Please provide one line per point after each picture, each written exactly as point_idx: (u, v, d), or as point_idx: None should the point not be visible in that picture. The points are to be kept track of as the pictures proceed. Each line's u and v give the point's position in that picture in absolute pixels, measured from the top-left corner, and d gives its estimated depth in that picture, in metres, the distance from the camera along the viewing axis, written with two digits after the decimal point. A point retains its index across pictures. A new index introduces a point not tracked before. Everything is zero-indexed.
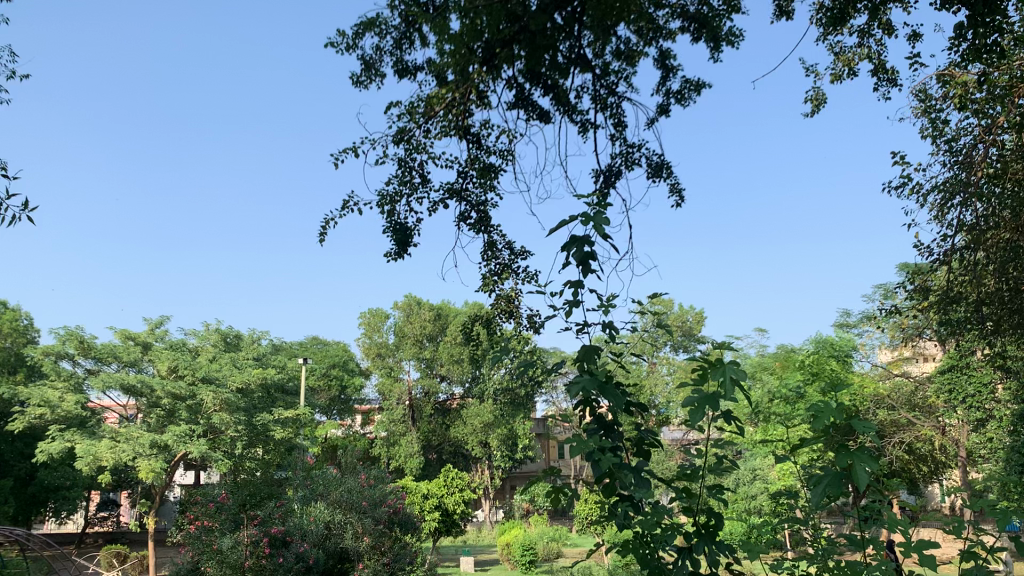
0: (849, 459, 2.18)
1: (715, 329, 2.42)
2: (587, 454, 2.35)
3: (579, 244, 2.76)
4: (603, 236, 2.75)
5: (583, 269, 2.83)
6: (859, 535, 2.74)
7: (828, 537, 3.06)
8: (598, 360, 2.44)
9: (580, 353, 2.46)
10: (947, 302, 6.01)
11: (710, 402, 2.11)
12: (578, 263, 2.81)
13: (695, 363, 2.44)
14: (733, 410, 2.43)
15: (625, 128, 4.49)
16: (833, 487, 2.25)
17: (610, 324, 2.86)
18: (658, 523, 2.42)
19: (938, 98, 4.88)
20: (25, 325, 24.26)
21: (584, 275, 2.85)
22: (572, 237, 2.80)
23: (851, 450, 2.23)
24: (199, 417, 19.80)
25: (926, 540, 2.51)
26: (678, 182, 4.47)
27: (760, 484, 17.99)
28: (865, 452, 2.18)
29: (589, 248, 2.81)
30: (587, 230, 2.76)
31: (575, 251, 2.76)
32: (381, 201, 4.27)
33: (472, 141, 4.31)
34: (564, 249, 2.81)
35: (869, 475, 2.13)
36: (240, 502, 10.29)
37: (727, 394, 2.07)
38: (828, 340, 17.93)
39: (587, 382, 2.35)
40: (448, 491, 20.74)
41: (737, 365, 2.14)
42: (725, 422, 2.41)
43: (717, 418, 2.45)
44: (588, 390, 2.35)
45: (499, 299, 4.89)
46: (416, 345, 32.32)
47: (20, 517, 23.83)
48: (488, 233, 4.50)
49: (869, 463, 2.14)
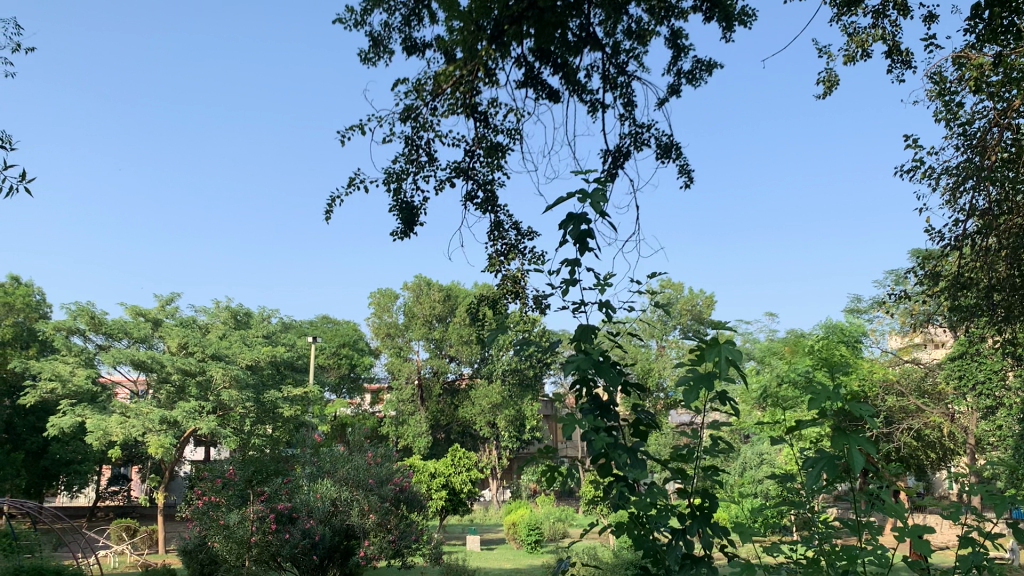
0: (847, 442, 2.15)
1: (718, 309, 2.42)
2: (581, 434, 2.33)
3: (575, 224, 2.71)
4: (600, 214, 2.69)
5: (580, 246, 2.79)
6: (856, 521, 2.71)
7: (827, 522, 3.04)
8: (594, 341, 2.42)
9: (576, 332, 2.47)
10: (955, 288, 5.91)
11: (705, 381, 2.10)
12: (574, 240, 2.77)
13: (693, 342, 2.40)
14: (731, 390, 2.39)
15: (634, 107, 4.45)
16: (827, 469, 2.22)
17: (608, 304, 2.82)
18: (652, 504, 2.39)
19: (952, 81, 4.80)
20: (38, 301, 24.42)
21: (582, 253, 2.82)
22: (569, 214, 2.76)
23: (848, 431, 2.21)
24: (209, 393, 19.93)
25: (922, 526, 2.48)
26: (687, 163, 4.42)
27: (766, 468, 17.97)
28: (862, 433, 2.15)
29: (585, 227, 2.76)
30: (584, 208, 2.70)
31: (571, 229, 2.72)
32: (387, 179, 4.24)
33: (479, 120, 4.27)
34: (560, 227, 2.77)
35: (867, 458, 2.11)
36: (247, 479, 10.46)
37: (722, 372, 2.05)
38: (838, 326, 17.81)
39: (582, 361, 2.34)
40: (455, 471, 20.85)
41: (733, 345, 2.11)
42: (722, 402, 2.38)
43: (715, 399, 2.41)
44: (584, 368, 2.35)
45: (505, 280, 4.88)
46: (425, 325, 32.34)
47: (32, 490, 24.10)
48: (494, 213, 4.48)
49: (867, 447, 2.11)
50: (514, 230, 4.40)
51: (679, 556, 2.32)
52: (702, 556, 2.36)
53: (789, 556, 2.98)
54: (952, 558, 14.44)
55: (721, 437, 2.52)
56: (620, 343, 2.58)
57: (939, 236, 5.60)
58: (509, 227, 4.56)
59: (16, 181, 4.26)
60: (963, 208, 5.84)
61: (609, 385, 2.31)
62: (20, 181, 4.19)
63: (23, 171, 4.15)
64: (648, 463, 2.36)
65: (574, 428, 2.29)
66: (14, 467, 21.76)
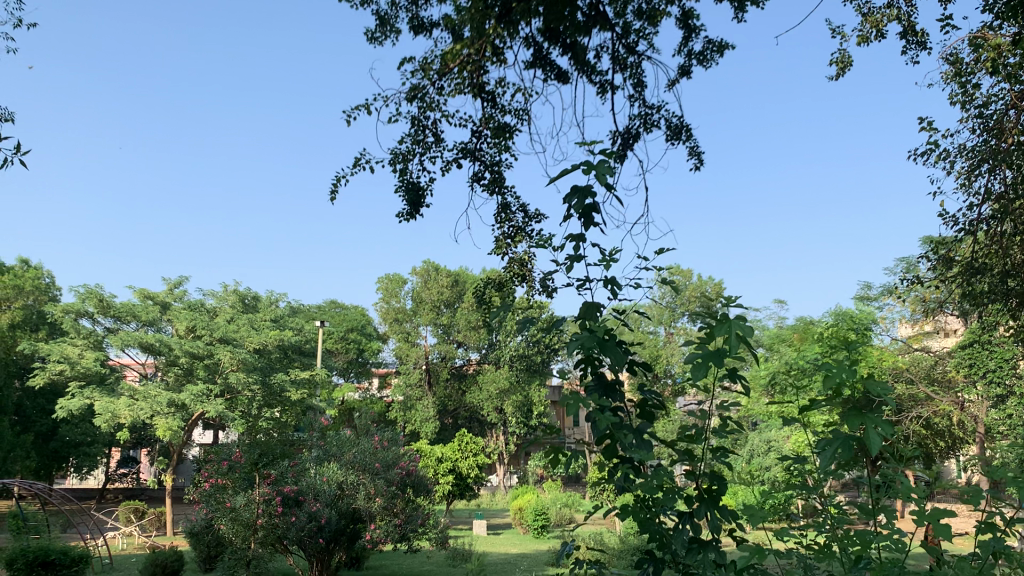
0: (863, 422, 2.11)
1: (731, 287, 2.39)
2: (586, 414, 2.29)
3: (581, 199, 2.52)
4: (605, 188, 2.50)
5: (585, 221, 2.62)
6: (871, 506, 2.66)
7: (839, 507, 2.98)
8: (601, 321, 2.39)
9: (581, 310, 2.43)
10: (970, 273, 5.82)
11: (714, 358, 2.05)
12: (578, 214, 2.59)
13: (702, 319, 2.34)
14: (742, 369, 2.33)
15: (644, 88, 4.38)
16: (842, 452, 2.17)
17: (614, 282, 2.75)
18: (658, 486, 2.34)
19: (969, 62, 4.71)
20: (47, 284, 24.51)
21: (587, 227, 2.65)
22: (574, 187, 2.57)
23: (863, 413, 2.16)
24: (216, 376, 20.01)
25: (943, 510, 2.43)
26: (697, 146, 4.36)
27: (774, 455, 17.93)
28: (878, 415, 2.11)
29: (590, 200, 2.58)
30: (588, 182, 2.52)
31: (575, 204, 2.53)
32: (393, 160, 4.19)
33: (486, 100, 4.22)
34: (564, 201, 2.59)
35: (883, 440, 2.07)
36: (252, 462, 10.10)
37: (733, 350, 2.01)
38: (848, 314, 17.68)
39: (585, 340, 2.29)
40: (462, 455, 20.87)
41: (744, 321, 2.06)
42: (732, 381, 2.33)
43: (724, 378, 2.36)
44: (587, 347, 2.31)
45: (512, 263, 4.84)
46: (433, 310, 32.32)
47: (42, 472, 24.26)
48: (502, 195, 4.42)
49: (884, 429, 2.07)
50: (521, 213, 4.34)
51: (685, 540, 2.28)
52: (709, 540, 2.31)
53: (800, 542, 2.92)
54: (961, 546, 14.36)
55: (731, 417, 2.47)
56: (628, 321, 2.53)
57: (951, 220, 5.53)
58: (516, 209, 4.51)
59: (12, 153, 4.22)
60: (978, 192, 5.76)
61: (615, 364, 2.27)
62: (16, 155, 4.14)
63: (19, 144, 4.10)
64: (653, 445, 2.32)
65: (577, 408, 2.26)
66: (25, 449, 21.89)
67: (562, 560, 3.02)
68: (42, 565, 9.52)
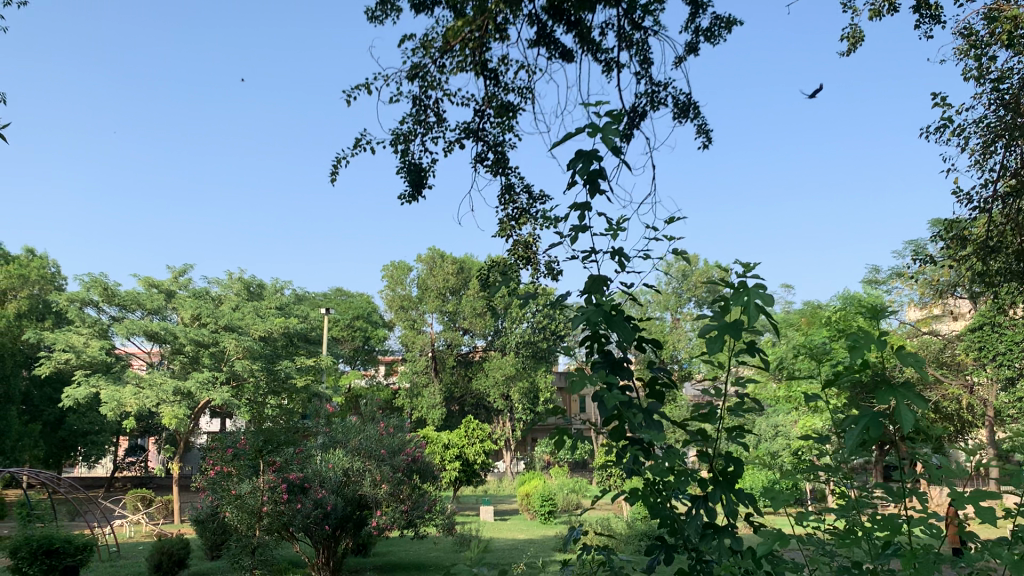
0: (894, 395, 1.88)
1: (743, 252, 2.26)
2: (595, 391, 2.21)
3: (587, 163, 2.38)
4: (612, 152, 2.36)
5: (591, 188, 2.49)
6: (899, 490, 2.55)
7: (855, 490, 2.89)
8: (608, 296, 2.31)
9: (588, 284, 2.35)
10: (985, 252, 5.72)
11: (730, 329, 1.96)
12: (584, 180, 2.46)
13: (715, 289, 2.23)
14: (761, 345, 2.23)
15: (650, 66, 4.29)
16: (872, 429, 1.94)
17: (621, 255, 2.65)
18: (670, 469, 2.26)
19: (984, 35, 4.60)
20: (53, 273, 24.53)
21: (593, 193, 2.52)
22: (578, 151, 2.43)
23: (894, 384, 1.93)
24: (222, 364, 20.07)
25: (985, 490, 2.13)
26: (706, 123, 4.27)
27: (783, 440, 17.87)
28: (912, 387, 1.88)
29: (596, 164, 2.43)
30: (594, 146, 2.37)
31: (580, 168, 2.39)
32: (394, 140, 4.12)
33: (489, 78, 4.13)
34: (568, 165, 2.46)
35: (917, 416, 1.82)
36: (256, 448, 10.33)
37: (751, 321, 1.92)
38: (856, 298, 17.55)
39: (591, 314, 2.21)
40: (469, 442, 20.84)
41: (764, 290, 1.98)
42: (749, 356, 2.23)
43: (739, 355, 2.27)
44: (594, 323, 2.23)
45: (516, 245, 4.76)
46: (439, 297, 32.23)
47: (51, 460, 24.39)
48: (505, 176, 4.34)
49: (918, 402, 1.82)
50: (526, 194, 4.26)
51: (699, 526, 2.20)
52: (724, 526, 2.23)
53: (817, 526, 2.81)
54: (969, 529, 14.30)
55: (747, 395, 2.39)
56: (636, 297, 2.45)
57: (967, 198, 5.41)
58: (520, 190, 4.42)
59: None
60: (993, 170, 5.65)
61: (623, 340, 2.19)
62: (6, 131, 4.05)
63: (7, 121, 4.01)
64: (666, 425, 2.24)
65: (584, 385, 2.18)
66: (33, 438, 21.95)
67: (569, 545, 2.94)
68: (46, 554, 9.49)
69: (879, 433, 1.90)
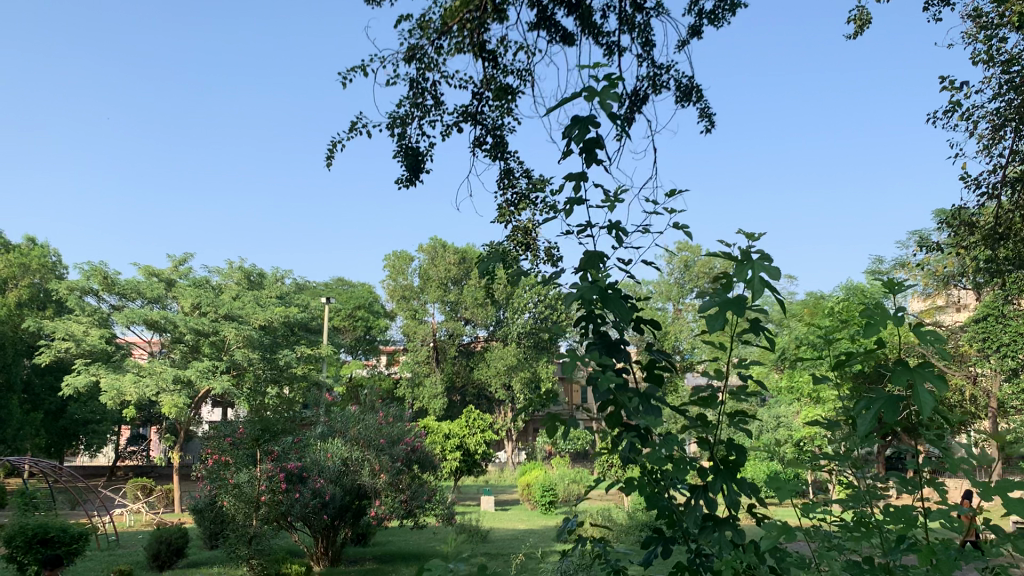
0: (909, 377, 1.75)
1: (745, 223, 2.16)
2: (588, 373, 2.13)
3: (583, 128, 2.29)
4: (609, 118, 2.28)
5: (588, 158, 2.40)
6: (914, 480, 2.44)
7: (864, 480, 2.80)
8: (604, 273, 2.24)
9: (583, 261, 2.28)
10: (993, 239, 5.63)
11: (733, 306, 1.89)
12: (580, 148, 2.38)
13: (716, 267, 2.14)
14: (765, 323, 2.13)
15: (652, 48, 4.20)
16: (886, 413, 1.81)
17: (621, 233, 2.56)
18: (668, 457, 2.19)
19: (995, 16, 4.51)
20: (53, 262, 24.51)
21: (589, 163, 2.45)
22: (576, 119, 2.34)
23: (911, 363, 1.81)
24: (223, 353, 20.07)
25: (1009, 483, 2.01)
26: (709, 107, 4.19)
27: (785, 431, 17.80)
28: (930, 367, 1.76)
29: (593, 130, 2.35)
30: (591, 113, 2.28)
31: (576, 136, 2.29)
32: (391, 123, 4.04)
33: (488, 60, 4.05)
34: (565, 136, 2.37)
35: (935, 398, 1.71)
36: (254, 438, 9.84)
37: (755, 296, 1.84)
38: (860, 288, 17.48)
39: (587, 291, 2.13)
40: (470, 432, 20.79)
41: (768, 266, 1.89)
42: (752, 336, 2.14)
43: (743, 334, 2.18)
44: (589, 300, 2.16)
45: (515, 231, 4.68)
46: (440, 287, 32.14)
47: (52, 449, 24.44)
48: (505, 161, 4.26)
49: (937, 384, 1.71)
50: (525, 179, 4.18)
51: (700, 517, 2.14)
52: (726, 517, 2.15)
53: (825, 516, 2.71)
54: None
55: (749, 378, 2.31)
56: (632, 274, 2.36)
57: (975, 184, 5.31)
58: (520, 174, 4.35)
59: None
60: (1002, 155, 5.55)
61: (618, 319, 2.13)
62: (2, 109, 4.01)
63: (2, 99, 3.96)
64: (664, 411, 2.17)
65: (577, 365, 2.11)
66: (33, 427, 21.97)
67: (563, 537, 2.86)
68: (41, 542, 9.47)
69: (896, 418, 1.77)
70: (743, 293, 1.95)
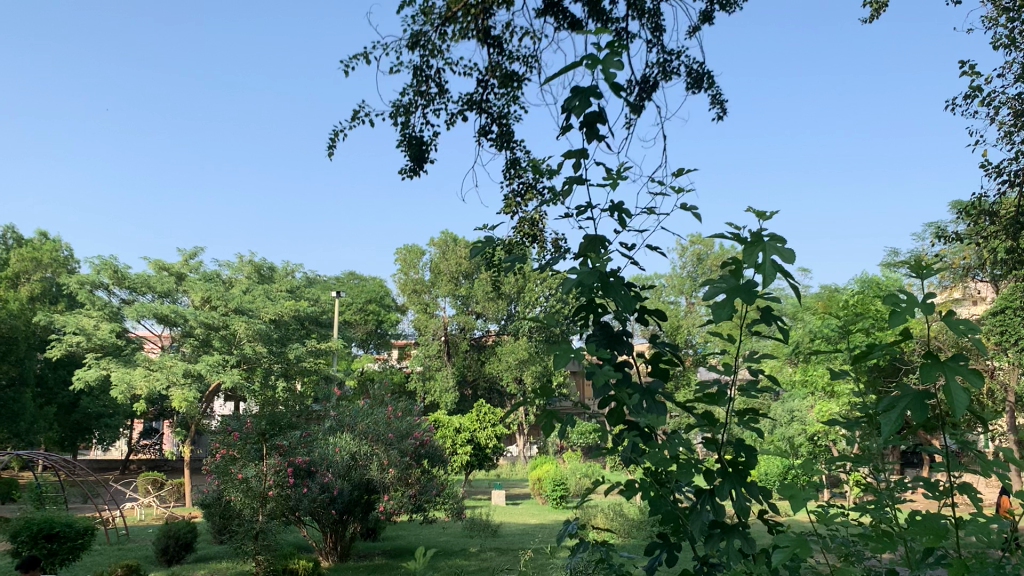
0: (941, 372, 1.61)
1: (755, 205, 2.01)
2: (587, 367, 2.02)
3: (584, 100, 2.18)
4: (612, 89, 2.16)
5: (589, 132, 2.29)
6: (942, 485, 2.28)
7: (881, 482, 2.65)
8: (604, 259, 2.15)
9: (583, 246, 2.19)
10: (1014, 229, 5.49)
11: (743, 293, 1.79)
12: (581, 122, 2.27)
13: (726, 255, 2.02)
14: (780, 314, 2.02)
15: (662, 33, 4.11)
16: (914, 413, 1.67)
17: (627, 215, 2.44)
18: (670, 458, 2.08)
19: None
20: (66, 257, 24.65)
21: (591, 139, 2.33)
22: (577, 89, 2.22)
23: (942, 358, 1.67)
24: (233, 347, 20.10)
25: None
26: (720, 94, 4.09)
27: (798, 425, 17.68)
28: (962, 361, 1.62)
29: (593, 102, 2.23)
30: (593, 82, 2.17)
31: (577, 108, 2.19)
32: (394, 112, 3.98)
33: (493, 46, 3.97)
34: (566, 106, 2.25)
35: (970, 396, 1.56)
36: (260, 433, 9.57)
37: (767, 281, 1.74)
38: (875, 281, 17.33)
39: (588, 277, 2.03)
40: (480, 426, 20.73)
41: (781, 247, 1.78)
42: (766, 326, 2.03)
43: (756, 324, 2.07)
44: (588, 287, 2.07)
45: (522, 223, 4.60)
46: (451, 281, 32.10)
47: (65, 442, 24.57)
48: (510, 150, 4.17)
49: (972, 379, 1.57)
50: (531, 169, 4.08)
51: (706, 524, 2.01)
52: (734, 523, 2.03)
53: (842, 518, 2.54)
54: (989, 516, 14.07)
55: (762, 373, 2.20)
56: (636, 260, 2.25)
57: (996, 173, 5.16)
58: (526, 164, 4.26)
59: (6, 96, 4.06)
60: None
61: (621, 308, 2.03)
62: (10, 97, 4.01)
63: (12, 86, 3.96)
64: (669, 408, 2.07)
65: (577, 356, 2.01)
66: (46, 421, 22.06)
67: (563, 540, 2.71)
68: (47, 538, 9.48)
69: (928, 418, 1.63)
70: (755, 279, 1.84)
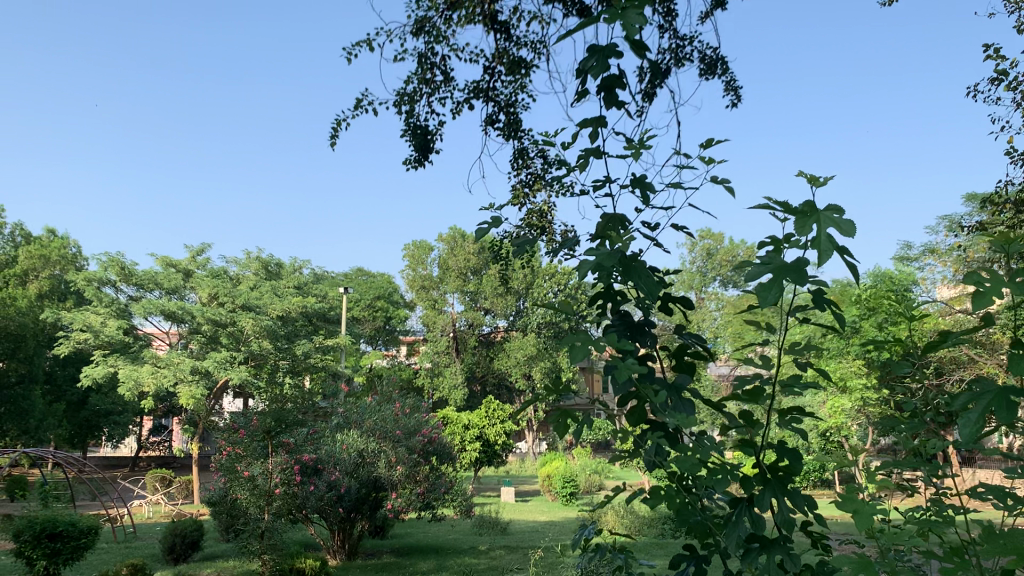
0: None
1: (801, 173, 1.73)
2: (609, 363, 1.87)
3: (602, 60, 1.99)
4: (634, 45, 1.98)
5: (606, 96, 2.10)
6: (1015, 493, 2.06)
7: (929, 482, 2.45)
8: (627, 238, 2.00)
9: (603, 225, 2.07)
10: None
11: (789, 274, 1.61)
12: (599, 87, 2.09)
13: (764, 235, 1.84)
14: (829, 300, 1.86)
15: (675, 16, 3.99)
16: (999, 413, 1.40)
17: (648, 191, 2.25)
18: (700, 462, 1.97)
19: None
20: (74, 254, 24.66)
21: (610, 108, 2.14)
22: (595, 48, 2.03)
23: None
24: (240, 344, 20.10)
25: None
26: (735, 79, 3.97)
27: (809, 421, 17.59)
28: None
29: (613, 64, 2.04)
30: (611, 38, 1.97)
31: (594, 67, 2.00)
32: (398, 100, 3.88)
33: (500, 31, 3.87)
34: (581, 67, 2.06)
35: None
36: (265, 430, 9.44)
37: (821, 258, 1.54)
38: (886, 275, 17.23)
39: (607, 258, 1.90)
40: (490, 422, 20.65)
41: (836, 214, 1.58)
42: (810, 312, 1.88)
43: (797, 312, 1.93)
44: (609, 270, 1.94)
45: (530, 214, 4.48)
46: (460, 277, 31.96)
47: (75, 440, 24.64)
48: (517, 140, 4.05)
49: None
50: (540, 158, 3.98)
51: (741, 536, 1.86)
52: (771, 537, 1.89)
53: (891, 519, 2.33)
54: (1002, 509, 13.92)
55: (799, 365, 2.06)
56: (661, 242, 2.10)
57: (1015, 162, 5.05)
58: (534, 154, 4.14)
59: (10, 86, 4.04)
60: None
61: (643, 292, 1.89)
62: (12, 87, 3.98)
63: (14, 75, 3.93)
64: (697, 409, 1.95)
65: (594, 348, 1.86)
66: (55, 419, 22.05)
67: (580, 542, 2.58)
68: (50, 537, 9.39)
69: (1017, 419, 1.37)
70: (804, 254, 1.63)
